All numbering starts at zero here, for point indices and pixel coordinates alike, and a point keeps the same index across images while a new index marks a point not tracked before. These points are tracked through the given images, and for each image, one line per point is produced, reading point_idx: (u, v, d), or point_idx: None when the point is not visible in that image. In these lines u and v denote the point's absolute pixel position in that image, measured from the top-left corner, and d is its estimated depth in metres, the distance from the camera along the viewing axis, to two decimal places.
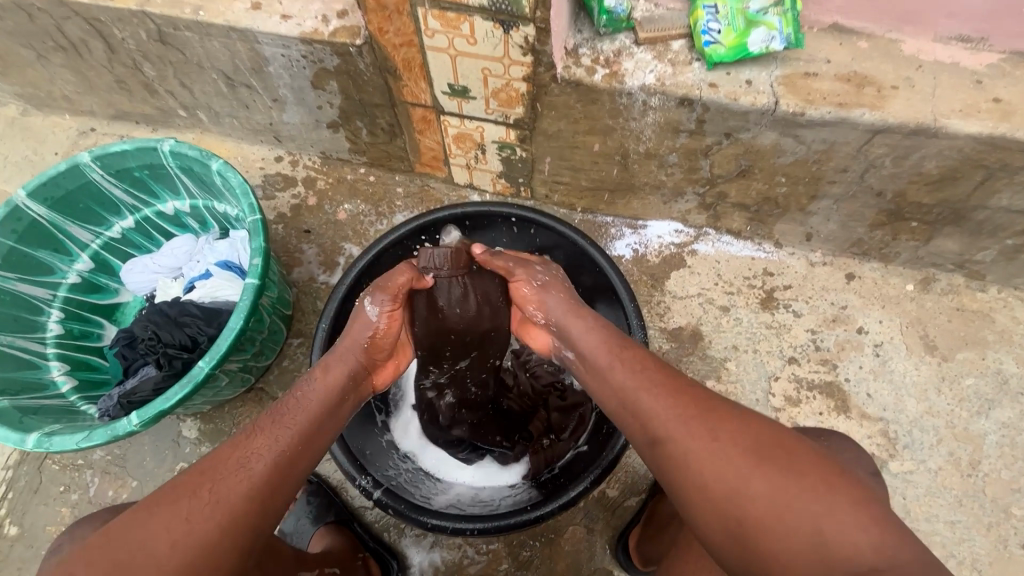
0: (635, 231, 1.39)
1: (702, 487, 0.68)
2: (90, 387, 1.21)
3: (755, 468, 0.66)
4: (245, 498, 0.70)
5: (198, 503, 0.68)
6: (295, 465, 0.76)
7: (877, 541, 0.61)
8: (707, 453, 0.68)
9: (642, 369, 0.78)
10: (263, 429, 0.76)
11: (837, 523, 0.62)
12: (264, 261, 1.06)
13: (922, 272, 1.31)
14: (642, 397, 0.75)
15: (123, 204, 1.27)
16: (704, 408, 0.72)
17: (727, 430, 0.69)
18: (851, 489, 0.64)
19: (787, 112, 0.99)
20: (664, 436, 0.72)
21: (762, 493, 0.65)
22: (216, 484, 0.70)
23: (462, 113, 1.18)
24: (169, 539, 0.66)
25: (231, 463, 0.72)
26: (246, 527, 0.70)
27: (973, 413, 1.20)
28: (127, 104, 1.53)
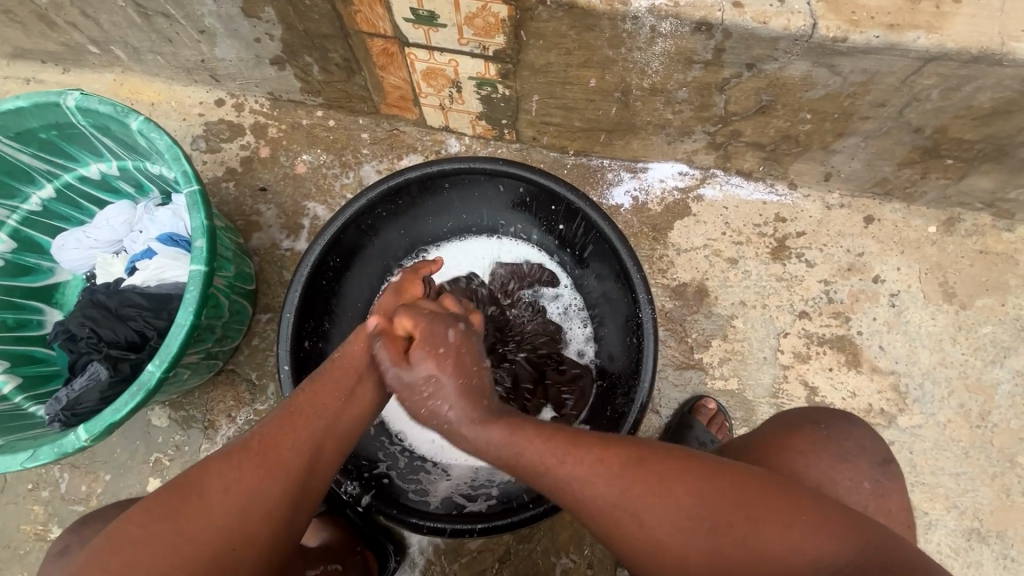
0: (634, 175, 1.23)
1: (651, 565, 0.61)
2: (39, 383, 1.08)
3: (687, 538, 0.59)
4: (293, 455, 0.63)
5: (248, 455, 0.62)
6: (343, 422, 0.68)
7: (813, 560, 0.57)
8: (639, 537, 0.60)
9: (552, 457, 0.64)
10: (307, 388, 0.68)
11: (776, 559, 0.57)
12: (209, 242, 0.90)
13: (948, 211, 1.19)
14: (569, 493, 0.63)
15: (36, 171, 1.08)
16: (629, 477, 0.61)
17: (653, 504, 0.60)
18: (775, 517, 0.58)
19: (827, 38, 0.82)
20: (599, 529, 0.63)
21: (702, 560, 0.58)
22: (266, 438, 0.63)
23: (430, 45, 0.98)
24: (221, 488, 0.61)
25: (279, 417, 0.65)
26: (296, 482, 0.63)
27: (988, 362, 1.15)
28: (24, 40, 1.25)
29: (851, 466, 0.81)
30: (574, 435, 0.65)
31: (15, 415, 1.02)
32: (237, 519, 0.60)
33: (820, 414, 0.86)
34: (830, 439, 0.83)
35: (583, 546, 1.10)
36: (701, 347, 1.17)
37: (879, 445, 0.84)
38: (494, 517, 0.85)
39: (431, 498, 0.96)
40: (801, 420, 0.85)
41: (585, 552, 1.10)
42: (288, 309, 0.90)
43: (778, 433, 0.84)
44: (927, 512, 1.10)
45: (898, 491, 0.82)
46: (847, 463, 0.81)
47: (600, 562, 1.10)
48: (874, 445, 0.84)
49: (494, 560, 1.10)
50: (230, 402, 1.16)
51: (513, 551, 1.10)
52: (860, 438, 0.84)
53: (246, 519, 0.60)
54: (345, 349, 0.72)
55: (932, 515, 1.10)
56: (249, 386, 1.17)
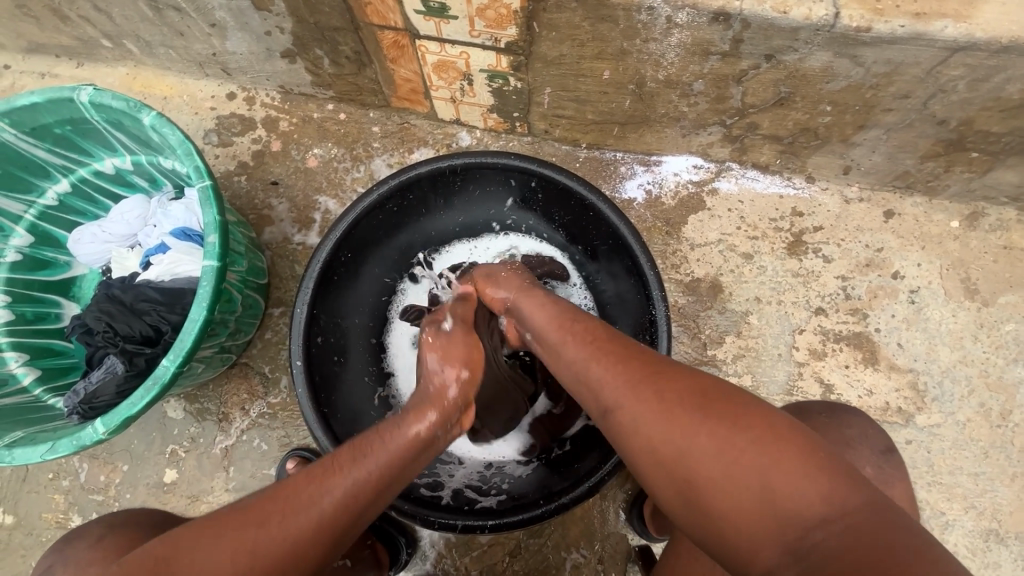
0: (648, 168, 1.21)
1: (646, 451, 0.58)
2: (58, 375, 1.10)
3: (692, 421, 0.55)
4: (309, 532, 0.57)
5: (265, 528, 0.56)
6: (366, 511, 0.61)
7: (824, 490, 0.49)
8: (644, 414, 0.59)
9: (595, 341, 0.69)
10: (343, 462, 0.62)
11: (783, 475, 0.50)
12: (221, 238, 0.90)
13: (971, 205, 1.16)
14: (595, 369, 0.66)
15: (51, 166, 1.09)
16: (653, 367, 0.63)
17: (669, 384, 0.59)
18: (796, 438, 0.53)
19: (849, 28, 0.80)
20: (608, 403, 0.63)
21: (700, 450, 0.54)
22: (288, 509, 0.57)
23: (442, 37, 0.96)
24: (228, 561, 0.54)
25: (303, 493, 0.58)
26: (309, 562, 0.57)
27: (1010, 360, 1.12)
28: (39, 34, 1.26)
29: (854, 451, 0.80)
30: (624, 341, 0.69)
31: (34, 406, 1.04)
32: None
33: (820, 405, 0.86)
34: (833, 426, 0.82)
35: (593, 541, 1.10)
36: (714, 343, 1.15)
37: (881, 434, 0.83)
38: (505, 513, 0.86)
39: (443, 491, 0.95)
40: (804, 410, 0.86)
41: (595, 547, 1.10)
42: (295, 306, 0.90)
43: None
44: (944, 512, 1.08)
45: (899, 478, 0.79)
46: (851, 449, 0.80)
47: (610, 557, 1.10)
48: (875, 433, 0.82)
49: (505, 554, 1.10)
50: (244, 395, 1.17)
51: (524, 545, 1.10)
52: (862, 425, 0.82)
53: None
54: (399, 428, 0.68)
55: (949, 515, 1.08)
56: (262, 378, 1.18)
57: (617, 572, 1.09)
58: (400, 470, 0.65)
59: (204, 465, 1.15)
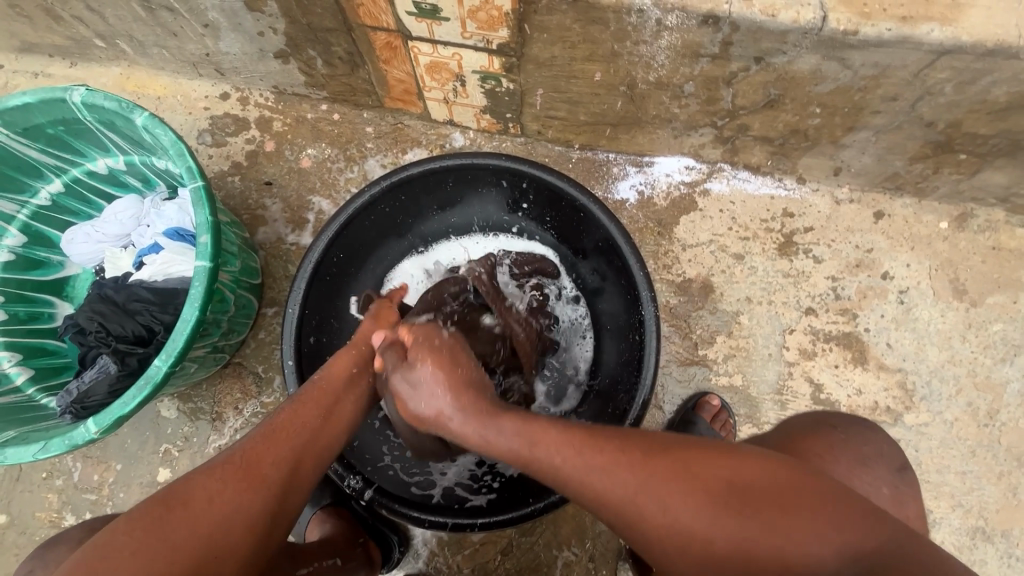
0: (640, 169, 1.22)
1: (670, 555, 0.59)
2: (50, 375, 1.10)
3: (709, 521, 0.57)
4: (273, 460, 0.64)
5: (233, 463, 0.62)
6: (323, 443, 0.70)
7: (832, 546, 0.55)
8: (662, 525, 0.58)
9: (570, 445, 0.63)
10: (287, 405, 0.71)
11: (802, 547, 0.55)
12: (213, 238, 0.90)
13: (960, 207, 1.17)
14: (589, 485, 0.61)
15: (44, 166, 1.09)
16: (648, 471, 0.60)
17: (673, 490, 0.58)
18: (797, 503, 0.57)
19: (837, 31, 0.81)
20: (618, 518, 0.61)
21: (726, 543, 0.56)
22: (255, 449, 0.64)
23: (434, 39, 0.97)
24: (205, 497, 0.59)
25: (261, 432, 0.66)
26: (281, 484, 0.64)
27: (997, 360, 1.14)
28: (32, 34, 1.26)
29: (871, 471, 0.79)
30: (593, 429, 0.65)
31: (27, 406, 1.04)
32: (219, 524, 0.59)
33: (841, 419, 0.84)
34: (850, 443, 0.81)
35: (584, 540, 1.11)
36: (705, 343, 1.16)
37: (896, 451, 0.82)
38: (495, 512, 0.86)
39: (434, 491, 0.96)
40: (823, 423, 0.83)
41: (586, 546, 1.11)
42: (286, 306, 0.90)
43: (799, 434, 0.82)
44: (932, 510, 1.09)
45: (914, 495, 0.79)
46: (867, 469, 0.79)
47: (601, 555, 1.11)
48: (891, 451, 0.82)
49: (496, 552, 1.11)
50: (237, 394, 1.18)
51: (516, 544, 1.11)
52: (879, 443, 0.82)
53: (228, 531, 0.59)
54: (326, 372, 0.77)
55: (936, 513, 1.09)
56: (255, 378, 1.18)
57: (608, 570, 1.10)
58: (340, 403, 0.74)
59: (198, 464, 1.16)
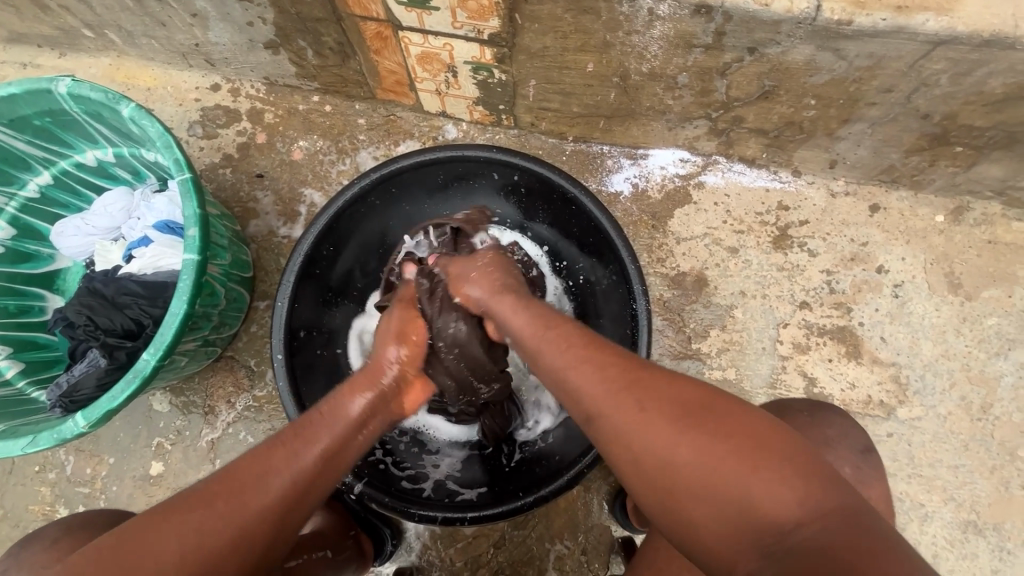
0: (635, 162, 1.21)
1: (629, 460, 0.58)
2: (41, 369, 1.10)
3: (679, 430, 0.55)
4: (259, 513, 0.59)
5: (213, 512, 0.58)
6: (313, 487, 0.64)
7: (802, 494, 0.50)
8: (633, 425, 0.58)
9: (575, 342, 0.67)
10: (283, 443, 0.64)
11: (767, 483, 0.51)
12: (201, 231, 0.90)
13: (956, 200, 1.16)
14: (574, 374, 0.64)
15: (32, 158, 1.08)
16: (635, 376, 0.61)
17: (653, 393, 0.59)
18: (776, 444, 0.53)
19: (831, 21, 0.80)
20: (593, 411, 0.61)
21: (689, 457, 0.54)
22: (232, 493, 0.59)
23: (424, 29, 0.95)
24: (179, 549, 0.55)
25: (249, 474, 0.61)
26: (265, 537, 0.59)
27: (992, 354, 1.13)
28: (19, 24, 1.24)
29: (834, 450, 0.79)
30: (603, 340, 0.68)
31: (18, 400, 1.04)
32: None
33: (804, 403, 0.84)
34: (814, 425, 0.81)
35: (577, 533, 1.11)
36: (699, 337, 1.15)
37: (861, 435, 0.82)
38: (486, 505, 0.86)
39: (425, 483, 0.96)
40: (786, 407, 0.84)
41: (579, 539, 1.11)
42: (276, 297, 0.89)
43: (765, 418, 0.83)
44: (924, 504, 1.09)
45: (877, 478, 0.79)
46: (829, 447, 0.79)
47: (593, 548, 1.11)
48: (855, 433, 0.82)
49: (489, 545, 1.11)
50: (230, 388, 1.17)
51: (508, 537, 1.11)
52: (841, 425, 0.82)
53: None
54: (333, 407, 0.71)
55: (929, 506, 1.09)
56: (248, 372, 1.18)
57: (600, 563, 1.10)
58: (343, 448, 0.68)
59: (190, 458, 1.16)
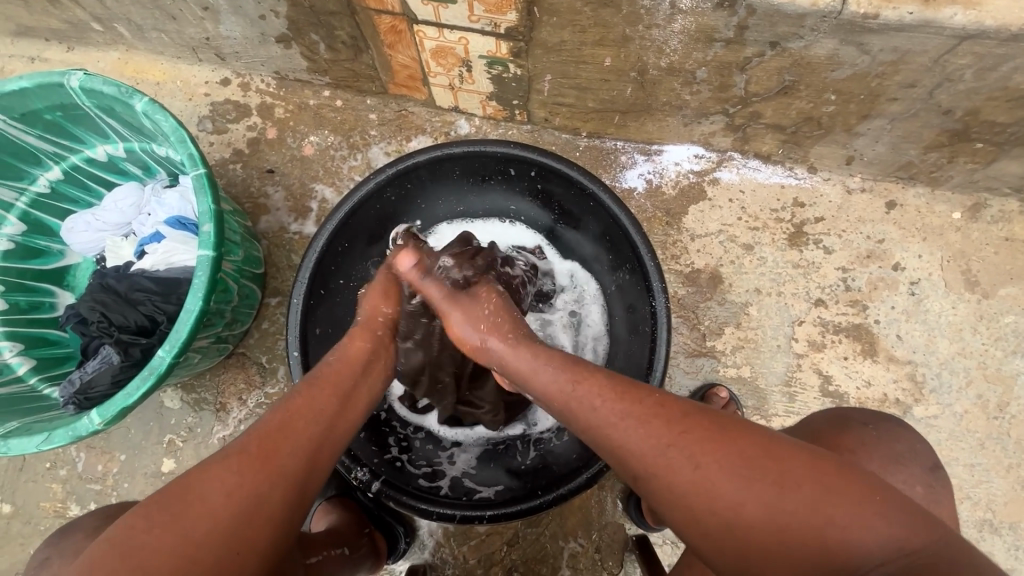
0: (649, 158, 1.20)
1: (691, 521, 0.57)
2: (53, 365, 1.09)
3: (744, 487, 0.55)
4: (292, 453, 0.61)
5: (250, 457, 0.59)
6: (337, 426, 0.67)
7: (876, 535, 0.52)
8: (695, 486, 0.56)
9: (611, 391, 0.64)
10: (303, 389, 0.67)
11: (842, 529, 0.52)
12: (216, 227, 0.89)
13: (974, 197, 1.15)
14: (621, 432, 0.61)
15: (42, 153, 1.07)
16: (684, 429, 0.59)
17: (708, 448, 0.57)
18: (840, 486, 0.54)
19: (856, 15, 0.79)
20: (645, 473, 0.59)
21: (759, 514, 0.54)
22: (268, 443, 0.61)
23: (440, 22, 0.94)
24: (222, 492, 0.57)
25: (277, 420, 0.63)
26: (300, 477, 0.61)
27: (1009, 352, 1.12)
28: (27, 17, 1.23)
29: (904, 469, 0.78)
30: (633, 383, 0.65)
31: (30, 396, 1.03)
32: (240, 520, 0.56)
33: (868, 416, 0.82)
34: (883, 441, 0.79)
35: (590, 531, 1.11)
36: (713, 334, 1.15)
37: (929, 451, 0.80)
38: (504, 504, 0.86)
39: (442, 481, 0.95)
40: (847, 419, 0.82)
41: (592, 537, 1.10)
42: (291, 295, 0.89)
43: (826, 433, 0.81)
44: None
45: (948, 497, 0.78)
46: (902, 466, 0.78)
47: (607, 546, 1.10)
48: (923, 450, 0.80)
49: (502, 543, 1.11)
50: (241, 384, 1.17)
51: (522, 535, 1.10)
52: (911, 441, 0.80)
53: (249, 528, 0.57)
54: (342, 351, 0.74)
55: None
56: (259, 368, 1.17)
57: (615, 561, 1.10)
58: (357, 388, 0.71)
59: (202, 455, 1.15)
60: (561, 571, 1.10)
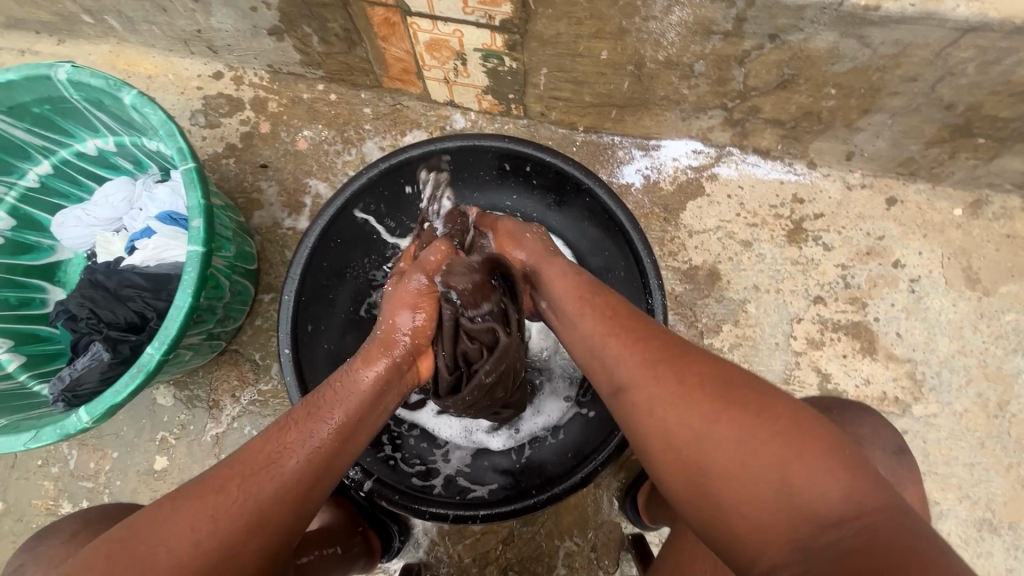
0: (647, 153, 1.18)
1: (659, 437, 0.57)
2: (43, 362, 1.08)
3: (716, 409, 0.54)
4: (273, 499, 0.58)
5: (226, 501, 0.56)
6: (328, 469, 0.63)
7: (841, 484, 0.48)
8: (671, 401, 0.57)
9: (614, 316, 0.68)
10: (297, 424, 0.63)
11: (804, 469, 0.49)
12: (206, 222, 0.88)
13: (975, 193, 1.14)
14: (612, 347, 0.65)
15: (31, 147, 1.06)
16: (675, 355, 0.61)
17: (693, 372, 0.58)
18: (818, 430, 0.51)
19: (857, 7, 0.77)
20: (629, 383, 0.62)
21: (724, 437, 0.53)
22: (248, 487, 0.57)
23: (434, 14, 0.92)
24: (191, 538, 0.54)
25: (264, 460, 0.59)
26: (279, 526, 0.58)
27: (1009, 350, 1.11)
28: (17, 9, 1.21)
29: (866, 451, 0.76)
30: (642, 317, 0.68)
31: (20, 393, 1.02)
32: (208, 573, 0.53)
33: (835, 403, 0.83)
34: (844, 424, 0.79)
35: (586, 530, 1.10)
36: (711, 332, 1.13)
37: (893, 434, 0.79)
38: (498, 503, 0.85)
39: (436, 479, 0.94)
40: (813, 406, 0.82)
41: (588, 536, 1.10)
42: (282, 290, 0.88)
43: None
44: (939, 502, 1.08)
45: (912, 479, 0.77)
46: (864, 449, 0.76)
47: (603, 545, 1.09)
48: (886, 432, 0.79)
49: (498, 542, 1.10)
50: (234, 381, 1.16)
51: (517, 533, 1.10)
52: (873, 424, 0.80)
53: None
54: (350, 376, 0.69)
55: (944, 504, 1.08)
56: (253, 365, 1.16)
57: (610, 560, 1.09)
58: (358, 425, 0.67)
59: (195, 452, 1.14)
60: (557, 570, 1.09)
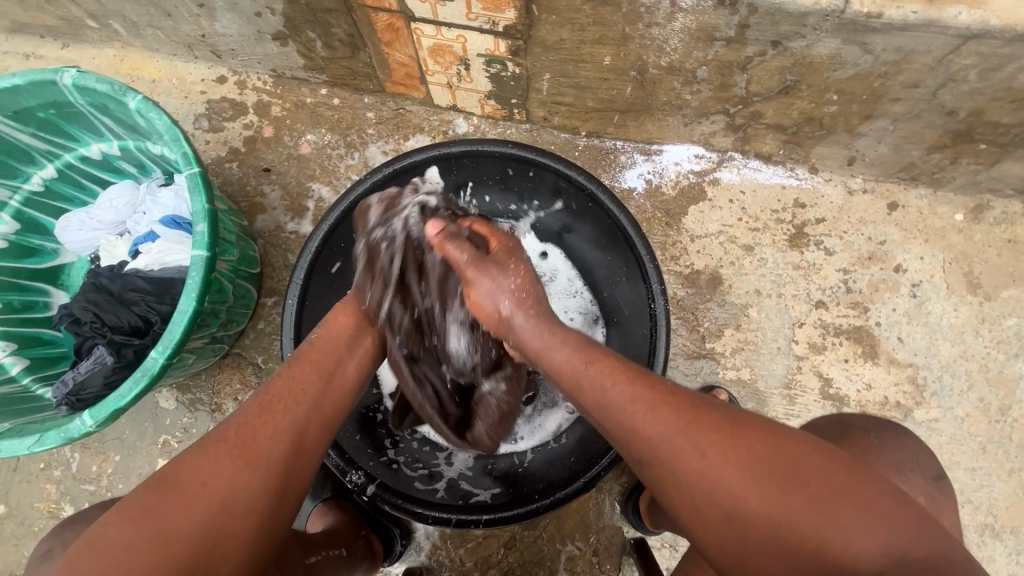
0: (649, 158, 1.18)
1: (692, 509, 0.57)
2: (46, 365, 1.08)
3: (746, 479, 0.55)
4: (269, 437, 0.62)
5: (226, 444, 0.60)
6: (318, 408, 0.67)
7: (877, 542, 0.50)
8: (699, 474, 0.57)
9: (621, 377, 0.66)
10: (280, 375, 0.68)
11: (841, 532, 0.51)
12: (210, 227, 0.88)
13: (976, 198, 1.14)
14: (625, 414, 0.63)
15: (36, 151, 1.06)
16: (691, 419, 0.60)
17: (713, 439, 0.57)
18: (845, 487, 0.53)
19: (859, 14, 0.78)
20: (650, 457, 0.60)
21: (759, 509, 0.54)
22: (246, 430, 0.61)
23: (438, 20, 0.93)
24: (198, 481, 0.57)
25: (256, 407, 0.64)
26: (283, 463, 0.62)
27: (1011, 355, 1.12)
28: (22, 14, 1.22)
29: (908, 479, 0.76)
30: (647, 373, 0.67)
31: (24, 397, 1.02)
32: (219, 509, 0.56)
33: (865, 420, 0.82)
34: (886, 447, 0.78)
35: (588, 534, 1.10)
36: (713, 336, 1.14)
37: (933, 461, 0.79)
38: (500, 508, 0.85)
39: (438, 483, 0.94)
40: (848, 424, 0.82)
41: (590, 540, 1.10)
42: (285, 296, 0.88)
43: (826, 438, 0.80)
44: None
45: (950, 505, 0.77)
46: (903, 476, 0.76)
47: (605, 549, 1.10)
48: (928, 459, 0.79)
49: (499, 546, 1.10)
50: (237, 385, 1.16)
51: (519, 538, 1.10)
52: (915, 450, 0.79)
53: (227, 517, 0.56)
54: (324, 331, 0.75)
55: None
56: (255, 369, 1.16)
57: (612, 565, 1.09)
58: (338, 370, 0.72)
59: None
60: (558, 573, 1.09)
